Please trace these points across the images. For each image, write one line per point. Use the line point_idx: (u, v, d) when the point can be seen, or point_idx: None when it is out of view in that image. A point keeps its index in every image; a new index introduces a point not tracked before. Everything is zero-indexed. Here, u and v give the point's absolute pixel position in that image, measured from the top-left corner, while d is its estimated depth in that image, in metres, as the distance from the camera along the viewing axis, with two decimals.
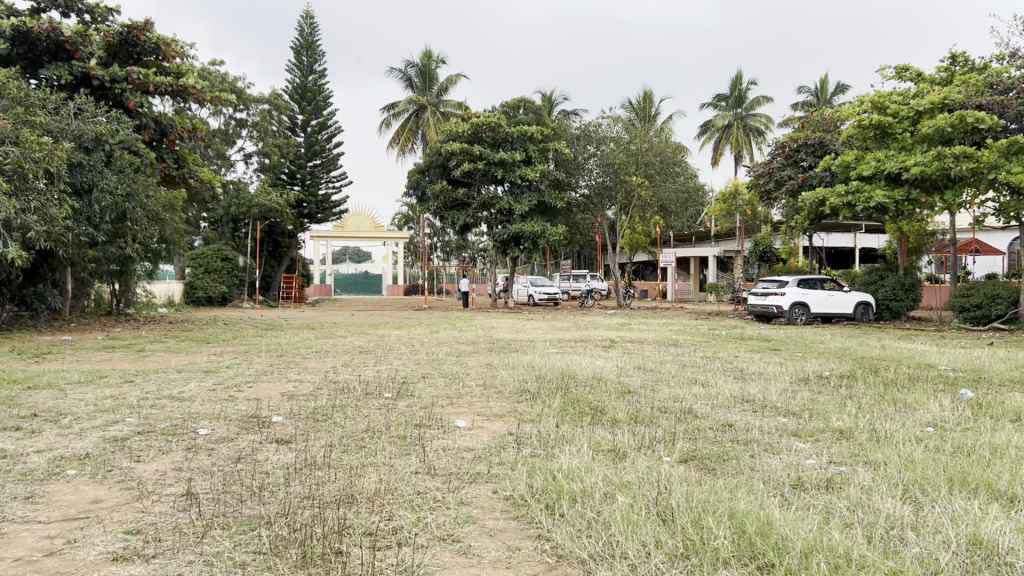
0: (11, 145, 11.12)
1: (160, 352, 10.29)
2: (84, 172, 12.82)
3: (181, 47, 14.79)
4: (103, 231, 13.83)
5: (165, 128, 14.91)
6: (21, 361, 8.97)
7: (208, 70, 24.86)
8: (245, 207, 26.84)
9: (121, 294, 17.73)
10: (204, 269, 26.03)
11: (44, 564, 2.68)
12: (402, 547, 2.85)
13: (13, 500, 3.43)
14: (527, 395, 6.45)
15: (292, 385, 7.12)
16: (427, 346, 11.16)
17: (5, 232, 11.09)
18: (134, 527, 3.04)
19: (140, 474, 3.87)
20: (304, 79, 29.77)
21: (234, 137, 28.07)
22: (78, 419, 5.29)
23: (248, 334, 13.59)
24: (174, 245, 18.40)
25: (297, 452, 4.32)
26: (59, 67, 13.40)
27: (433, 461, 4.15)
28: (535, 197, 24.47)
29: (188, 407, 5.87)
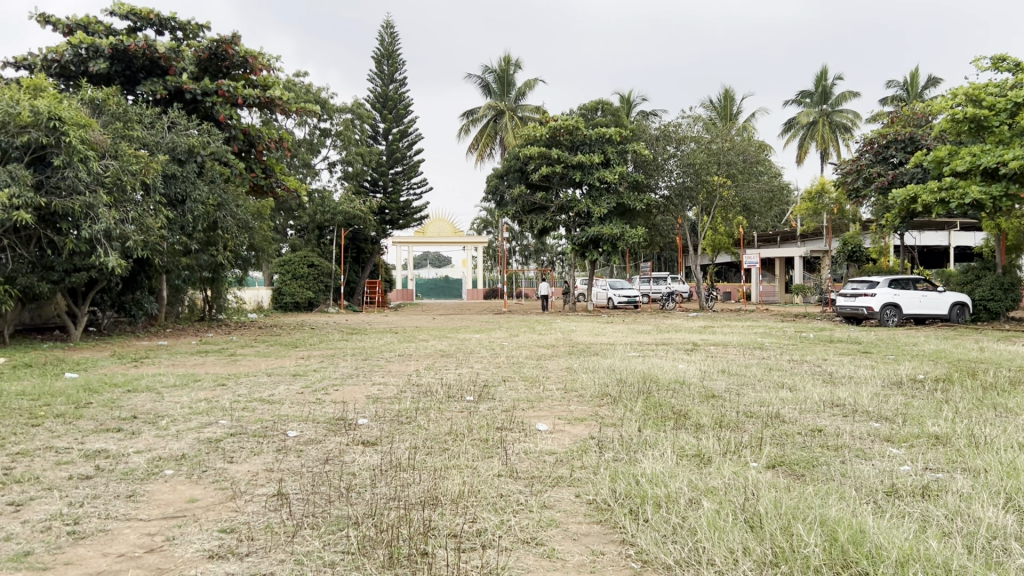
0: (110, 159, 11.64)
1: (250, 357, 10.60)
2: (178, 183, 13.31)
3: (267, 60, 15.17)
4: (196, 240, 14.32)
5: (253, 138, 15.40)
6: (121, 365, 9.39)
7: (293, 82, 25.55)
8: (330, 214, 27.35)
9: (213, 301, 18.36)
10: (291, 276, 26.79)
11: (146, 560, 2.79)
12: (486, 549, 2.87)
13: (117, 498, 3.58)
14: (608, 399, 6.41)
15: (376, 388, 7.23)
16: (507, 350, 11.20)
17: (105, 242, 11.53)
18: (228, 526, 3.14)
19: (232, 474, 4.00)
20: (386, 87, 30.26)
21: (318, 147, 28.73)
22: (175, 420, 5.51)
23: (333, 338, 13.91)
24: (262, 252, 18.85)
25: (382, 454, 4.40)
26: (154, 84, 13.99)
27: (516, 464, 4.17)
28: (613, 198, 24.20)
29: (278, 409, 6.04)
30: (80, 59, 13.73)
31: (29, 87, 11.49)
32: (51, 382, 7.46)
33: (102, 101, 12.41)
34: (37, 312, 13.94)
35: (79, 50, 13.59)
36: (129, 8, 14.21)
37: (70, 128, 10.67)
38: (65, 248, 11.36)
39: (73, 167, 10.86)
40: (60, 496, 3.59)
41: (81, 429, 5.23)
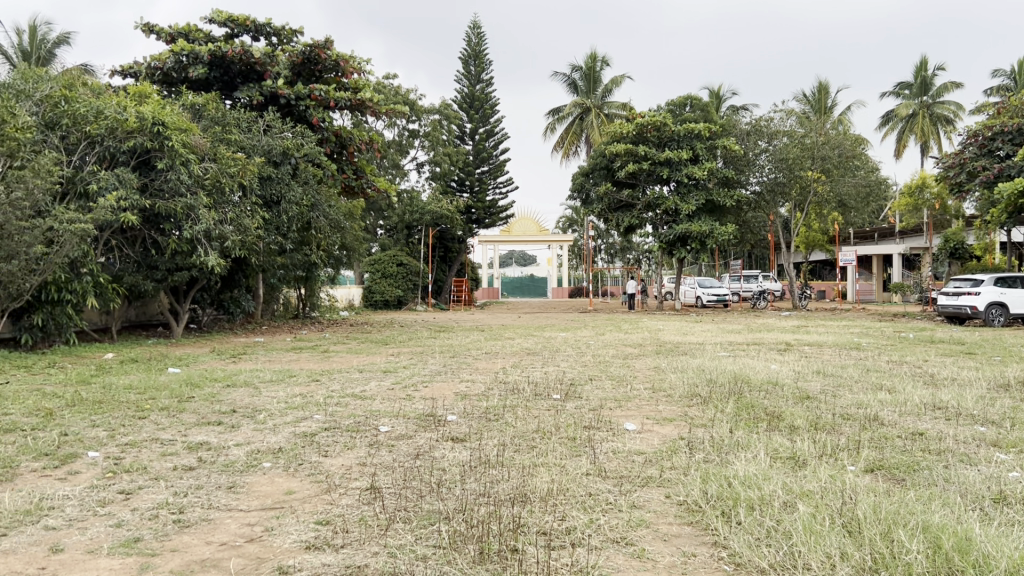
0: (210, 162, 12.09)
1: (342, 354, 10.84)
2: (274, 185, 13.73)
3: (358, 63, 15.49)
4: (291, 240, 14.72)
5: (345, 141, 15.76)
6: (220, 361, 9.74)
7: (383, 84, 26.03)
8: (417, 214, 27.72)
9: (308, 299, 18.88)
10: (381, 274, 27.36)
11: (246, 549, 2.88)
12: (576, 547, 2.86)
13: (218, 489, 3.72)
14: (698, 399, 6.32)
15: (464, 385, 7.32)
16: (595, 349, 11.16)
17: (205, 242, 11.96)
18: (323, 518, 3.22)
19: (326, 468, 4.10)
20: (472, 88, 30.52)
21: (407, 148, 29.18)
22: (271, 415, 5.68)
23: (422, 336, 14.11)
24: (353, 251, 19.22)
25: (471, 450, 4.44)
26: (251, 89, 14.44)
27: (605, 463, 4.15)
28: (702, 195, 23.78)
29: (370, 405, 6.17)
30: (181, 66, 14.32)
31: (135, 94, 12.05)
32: (155, 376, 7.80)
33: (202, 106, 12.95)
34: (142, 310, 14.58)
35: (180, 57, 14.18)
36: (226, 15, 14.72)
37: (172, 133, 11.13)
38: (168, 248, 11.84)
39: (176, 170, 11.31)
40: (166, 486, 3.75)
41: (184, 421, 5.45)
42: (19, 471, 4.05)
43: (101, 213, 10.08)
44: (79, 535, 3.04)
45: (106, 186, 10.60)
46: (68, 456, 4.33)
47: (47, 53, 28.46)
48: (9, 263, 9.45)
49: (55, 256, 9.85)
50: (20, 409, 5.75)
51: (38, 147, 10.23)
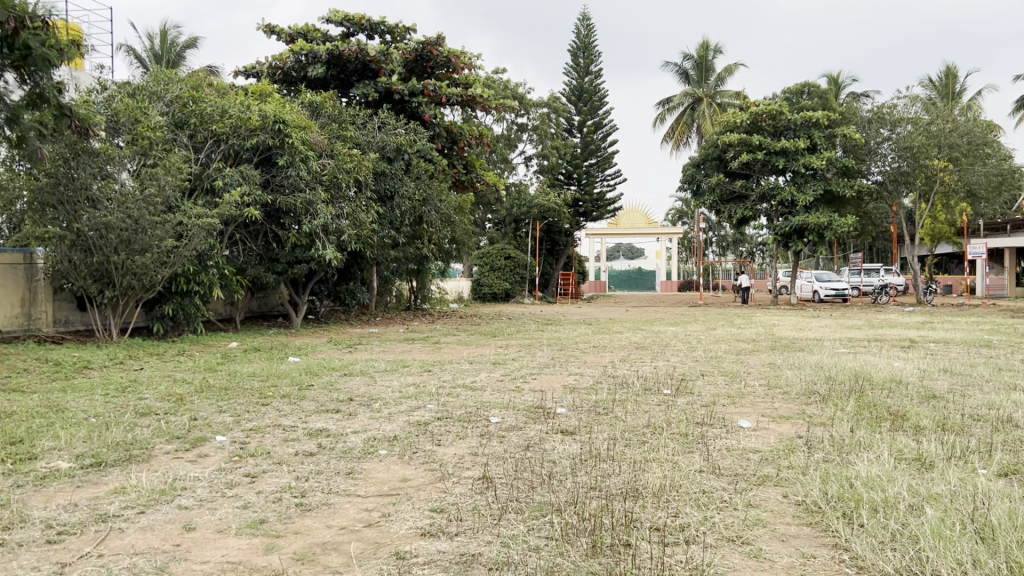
0: (328, 159, 12.45)
1: (453, 345, 11.00)
2: (387, 180, 14.06)
3: (468, 58, 15.60)
4: (404, 234, 15.04)
5: (455, 136, 16.01)
6: (337, 350, 10.05)
7: (492, 78, 26.25)
8: (526, 207, 27.84)
9: (419, 290, 19.29)
10: (489, 267, 27.73)
11: (365, 534, 2.97)
12: (690, 545, 2.82)
13: (337, 475, 3.84)
14: (816, 397, 6.13)
15: (572, 378, 7.32)
16: (706, 344, 10.96)
17: (323, 236, 12.33)
18: (438, 506, 3.28)
19: (440, 457, 4.17)
20: (581, 80, 30.43)
21: (515, 141, 29.33)
22: (386, 403, 5.83)
23: (530, 329, 14.17)
24: (463, 245, 19.44)
25: (581, 444, 4.44)
26: (366, 86, 14.80)
27: (718, 461, 4.07)
28: (820, 185, 22.97)
29: (480, 396, 6.24)
30: (300, 66, 14.86)
31: (256, 92, 12.56)
32: (277, 365, 8.10)
33: (320, 104, 13.34)
34: (264, 302, 15.22)
35: (299, 57, 14.71)
36: (343, 15, 15.14)
37: (292, 130, 11.52)
38: (288, 242, 12.28)
39: (295, 166, 11.70)
40: (288, 471, 3.90)
41: (304, 408, 5.65)
42: (154, 452, 4.29)
43: (226, 208, 10.53)
44: (210, 515, 3.19)
45: (231, 182, 11.06)
46: (198, 440, 4.56)
47: (176, 56, 29.88)
48: (143, 256, 10.01)
49: (185, 248, 10.37)
50: (155, 394, 6.10)
51: (170, 146, 10.78)
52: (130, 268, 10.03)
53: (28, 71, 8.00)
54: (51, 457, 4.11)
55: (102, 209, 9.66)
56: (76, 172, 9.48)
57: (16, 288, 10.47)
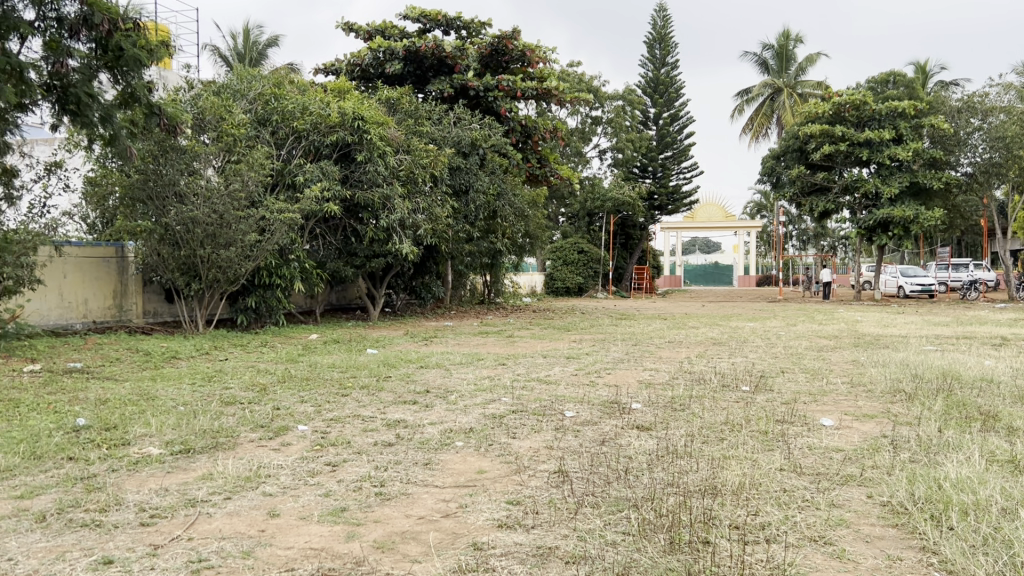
0: (404, 154, 12.60)
1: (526, 339, 11.02)
2: (463, 174, 14.17)
3: (544, 52, 15.56)
4: (478, 228, 15.14)
5: (529, 130, 16.02)
6: (413, 343, 10.18)
7: (567, 71, 26.19)
8: (600, 201, 27.71)
9: (492, 284, 19.43)
10: (562, 262, 27.73)
11: (443, 524, 3.00)
12: (771, 544, 2.78)
13: (415, 465, 3.89)
14: (902, 395, 5.95)
15: (648, 374, 7.26)
16: (786, 340, 10.73)
17: (400, 231, 12.50)
18: (515, 498, 3.30)
19: (516, 450, 4.20)
20: (657, 72, 30.10)
21: (590, 135, 29.20)
22: (462, 396, 5.89)
23: (605, 323, 14.10)
24: (537, 239, 19.45)
25: (658, 439, 4.40)
26: (442, 82, 14.92)
27: (799, 459, 3.99)
28: (906, 177, 22.20)
29: (555, 390, 6.25)
30: (378, 62, 15.11)
31: (335, 90, 12.81)
32: (355, 357, 8.25)
33: (397, 101, 13.52)
34: (342, 294, 15.57)
35: (377, 53, 14.98)
36: (420, 11, 15.30)
37: (370, 126, 11.69)
38: (366, 236, 12.48)
39: (373, 162, 11.87)
40: (367, 460, 3.98)
41: (382, 400, 5.75)
42: (239, 440, 4.43)
43: (306, 203, 10.76)
44: (293, 502, 3.28)
45: (311, 178, 11.30)
46: (281, 429, 4.68)
47: (258, 54, 30.59)
48: (228, 249, 10.31)
49: (266, 243, 10.62)
50: (239, 384, 6.28)
51: (253, 142, 11.08)
52: (215, 261, 10.33)
53: (120, 72, 8.33)
54: (143, 443, 4.28)
55: (188, 205, 9.96)
56: (164, 169, 9.81)
57: (109, 280, 10.93)
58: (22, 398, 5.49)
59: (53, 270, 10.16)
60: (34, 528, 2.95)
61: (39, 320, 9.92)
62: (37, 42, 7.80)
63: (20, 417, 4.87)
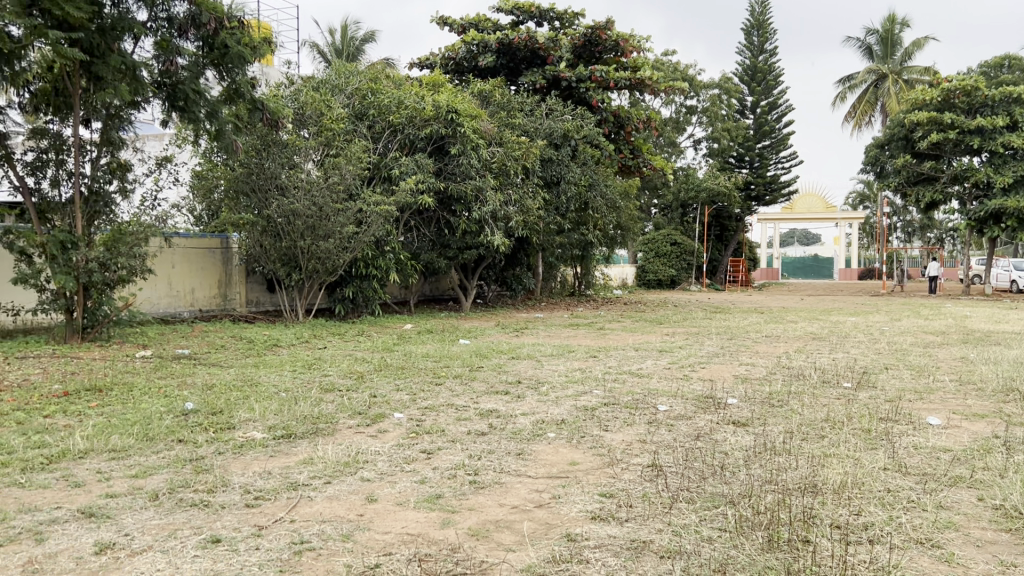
0: (497, 146, 12.67)
1: (617, 332, 10.95)
2: (555, 166, 14.19)
3: (637, 41, 15.41)
4: (569, 219, 15.11)
5: (622, 120, 15.89)
6: (505, 334, 10.24)
7: (661, 61, 25.85)
8: (694, 191, 27.31)
9: (583, 276, 19.40)
10: (655, 254, 27.44)
11: (536, 514, 3.02)
12: (874, 545, 2.69)
13: (508, 455, 3.92)
14: (1015, 395, 5.67)
15: (744, 368, 7.11)
16: (890, 336, 10.35)
17: (491, 223, 12.57)
18: (608, 491, 3.29)
19: (609, 442, 4.18)
20: (755, 60, 29.41)
21: (684, 125, 28.75)
22: (554, 387, 5.90)
23: (698, 317, 13.88)
24: (629, 231, 19.27)
25: (755, 435, 4.32)
26: (535, 74, 14.92)
27: (904, 459, 3.85)
28: (1021, 165, 21.07)
29: (648, 383, 6.20)
30: (471, 55, 15.26)
31: (429, 84, 12.99)
32: (449, 347, 8.35)
33: (489, 93, 13.62)
34: (435, 285, 15.81)
35: (471, 47, 15.13)
36: (513, 3, 15.35)
37: (464, 119, 11.80)
38: (458, 229, 12.64)
39: (466, 155, 11.98)
40: (461, 449, 4.03)
41: (474, 389, 5.81)
42: (338, 426, 4.54)
43: (402, 195, 10.95)
44: (391, 488, 3.35)
45: (406, 171, 11.48)
46: (378, 416, 4.78)
47: (354, 50, 31.16)
48: (327, 241, 10.57)
49: (363, 235, 10.84)
50: (338, 372, 6.46)
51: (350, 136, 11.33)
52: (315, 252, 10.62)
53: (226, 68, 8.65)
54: (248, 427, 4.44)
55: (289, 197, 10.26)
56: (266, 162, 10.15)
57: (214, 270, 11.37)
58: (135, 382, 5.78)
59: (163, 260, 10.61)
60: (148, 506, 3.10)
61: (150, 308, 10.39)
62: (149, 41, 8.12)
63: (134, 401, 5.12)
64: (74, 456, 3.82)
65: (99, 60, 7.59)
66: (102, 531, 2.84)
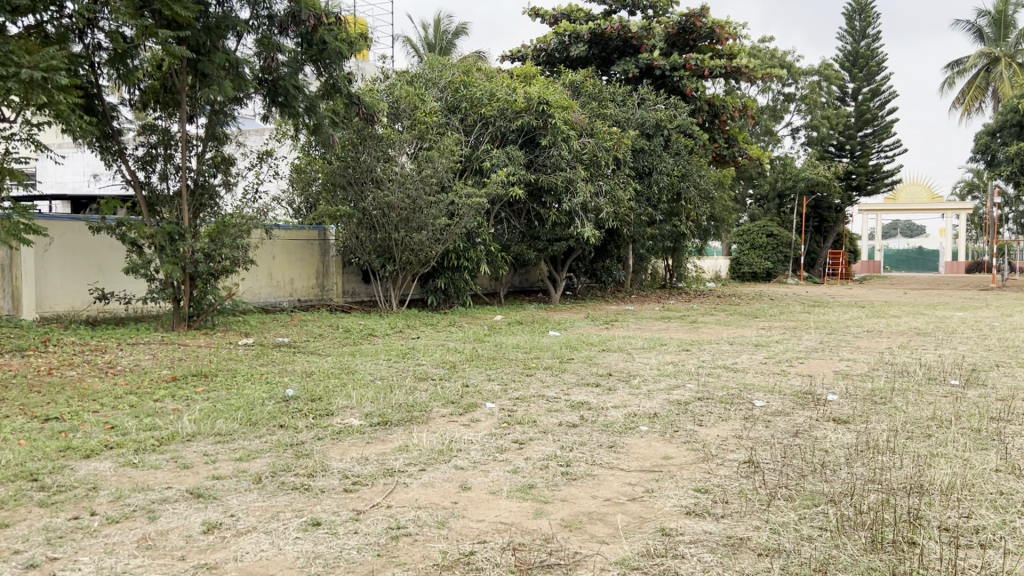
0: (589, 137, 12.60)
1: (711, 325, 10.77)
2: (646, 156, 14.05)
3: (734, 28, 15.02)
4: (662, 211, 14.92)
5: (717, 109, 15.59)
6: (595, 326, 10.20)
7: (758, 48, 25.24)
8: (791, 181, 26.63)
9: (675, 269, 19.18)
10: (750, 246, 26.96)
11: (630, 508, 3.00)
12: (986, 549, 2.58)
13: (600, 447, 3.91)
14: None
15: (844, 364, 6.89)
16: (1001, 332, 9.86)
17: (582, 214, 12.52)
18: (702, 486, 3.24)
19: (703, 437, 4.12)
20: (857, 45, 28.43)
21: (781, 113, 28.04)
22: (646, 380, 5.86)
23: (795, 311, 13.54)
24: (723, 222, 18.94)
25: (856, 433, 4.19)
26: (627, 63, 14.78)
27: (1017, 460, 3.67)
28: None
29: (743, 378, 6.09)
30: (563, 46, 15.27)
31: (520, 75, 13.02)
32: (539, 338, 8.36)
33: (581, 84, 13.58)
34: (525, 277, 15.88)
35: (562, 38, 15.14)
36: None
37: (555, 111, 11.77)
38: (548, 220, 12.61)
39: (557, 146, 11.96)
40: (553, 440, 4.03)
41: (565, 381, 5.82)
42: (431, 415, 4.61)
43: (493, 187, 11.01)
44: (484, 477, 3.38)
45: (498, 163, 11.54)
46: (470, 406, 4.83)
47: (448, 43, 31.41)
48: (420, 233, 10.73)
49: (455, 227, 10.96)
50: (431, 361, 6.57)
51: (443, 129, 11.46)
52: (408, 244, 10.80)
53: (324, 64, 8.84)
54: (345, 414, 4.55)
55: (384, 190, 10.45)
56: (362, 155, 10.36)
57: (312, 261, 11.69)
58: (238, 368, 6.00)
59: (264, 251, 10.96)
60: (252, 488, 3.22)
61: (252, 297, 10.75)
62: (251, 39, 8.35)
63: (237, 386, 5.32)
64: (183, 439, 3.99)
65: (204, 58, 7.86)
66: (210, 511, 2.96)
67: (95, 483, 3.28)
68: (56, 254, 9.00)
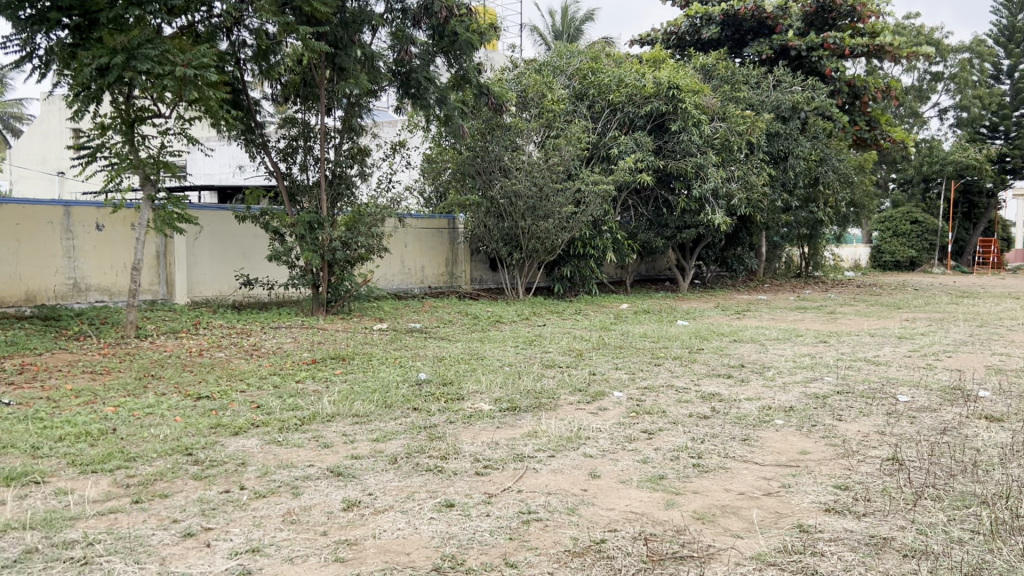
0: (720, 122, 12.31)
1: (850, 316, 10.33)
2: (782, 140, 13.65)
3: (876, 4, 14.24)
4: (797, 196, 14.42)
5: (858, 90, 14.91)
6: (725, 316, 9.97)
7: (902, 25, 23.96)
8: (938, 165, 25.23)
9: (811, 257, 18.50)
10: (892, 233, 25.76)
11: (765, 502, 2.93)
12: None
13: (733, 440, 3.82)
14: None
15: (997, 359, 6.48)
16: None
17: (713, 200, 12.26)
18: (842, 482, 3.13)
19: (843, 432, 3.97)
20: (1013, 18, 26.55)
21: (928, 93, 26.55)
22: (781, 372, 5.69)
23: (942, 301, 12.82)
24: (863, 208, 18.13)
25: (1012, 432, 3.94)
26: (761, 44, 14.37)
27: None
28: None
29: (886, 371, 5.83)
30: (695, 29, 14.98)
31: (650, 60, 12.86)
32: (668, 328, 8.25)
33: (713, 67, 13.31)
34: (652, 265, 15.70)
35: (694, 21, 14.86)
36: None
37: (686, 95, 11.56)
38: (677, 207, 12.41)
39: (688, 131, 11.72)
40: (683, 431, 3.98)
41: (696, 371, 5.73)
42: (560, 402, 4.64)
43: (621, 174, 10.92)
44: (613, 466, 3.37)
45: (626, 150, 11.44)
46: (598, 394, 4.83)
47: (576, 31, 31.29)
48: (547, 221, 10.77)
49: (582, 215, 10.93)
50: (558, 348, 6.60)
51: (571, 116, 11.45)
52: (535, 232, 10.86)
53: (455, 55, 8.99)
54: (475, 398, 4.63)
55: (512, 178, 10.54)
56: (491, 145, 10.48)
57: (442, 249, 11.93)
58: (374, 352, 6.21)
59: (397, 240, 11.27)
60: (388, 468, 3.32)
61: (385, 284, 11.08)
62: (386, 32, 8.62)
63: (372, 369, 5.51)
64: (323, 419, 4.16)
65: (342, 52, 8.15)
66: (349, 490, 3.08)
67: (244, 458, 3.47)
68: (205, 242, 9.52)
